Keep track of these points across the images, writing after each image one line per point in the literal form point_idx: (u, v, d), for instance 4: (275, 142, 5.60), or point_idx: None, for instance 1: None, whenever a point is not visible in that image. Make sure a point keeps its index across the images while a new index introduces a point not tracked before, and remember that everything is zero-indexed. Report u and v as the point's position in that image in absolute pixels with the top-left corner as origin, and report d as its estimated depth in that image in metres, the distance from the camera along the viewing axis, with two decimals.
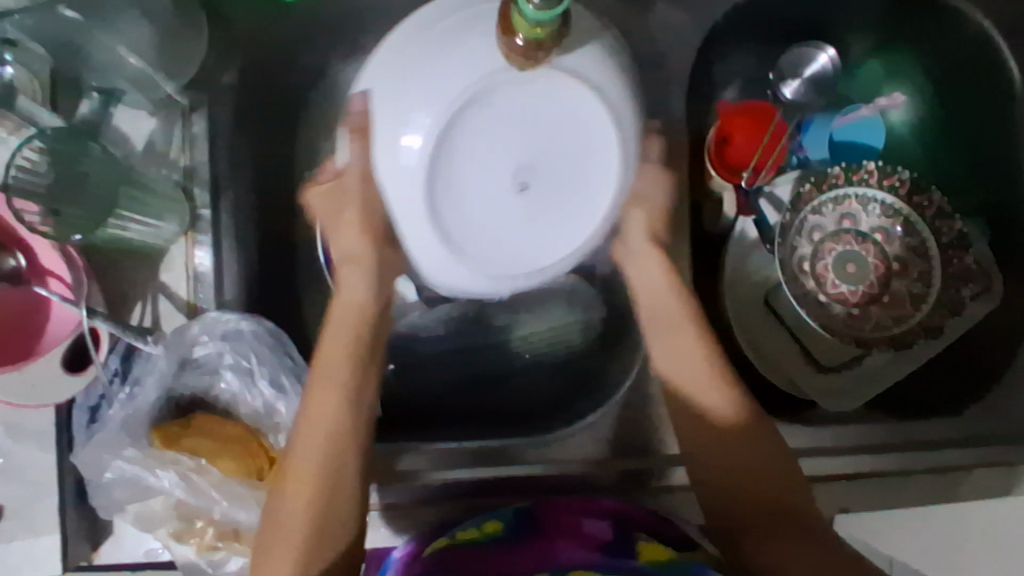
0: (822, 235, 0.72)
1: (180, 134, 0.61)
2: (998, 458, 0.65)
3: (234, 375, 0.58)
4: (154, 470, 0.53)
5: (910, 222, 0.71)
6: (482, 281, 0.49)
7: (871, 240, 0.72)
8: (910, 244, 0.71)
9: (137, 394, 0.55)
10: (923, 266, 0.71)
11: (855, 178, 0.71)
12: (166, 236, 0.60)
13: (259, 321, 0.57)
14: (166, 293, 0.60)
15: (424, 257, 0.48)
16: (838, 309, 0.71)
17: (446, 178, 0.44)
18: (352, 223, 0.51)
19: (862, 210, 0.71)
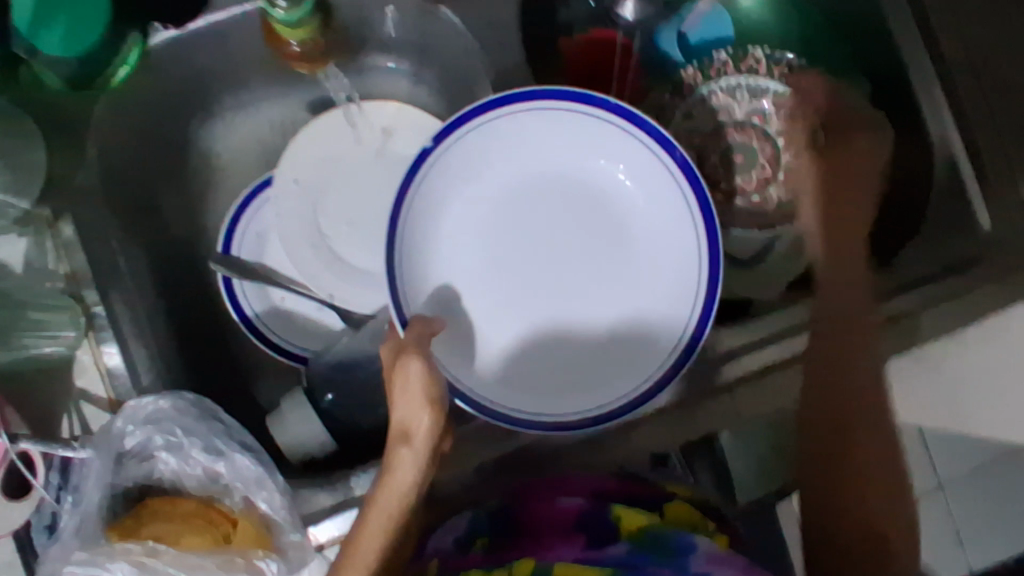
0: (703, 136, 0.71)
1: (52, 243, 0.62)
2: (941, 294, 0.65)
3: (169, 455, 0.59)
4: (105, 565, 0.54)
5: (779, 97, 0.71)
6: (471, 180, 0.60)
7: (751, 126, 0.71)
8: (790, 117, 0.71)
9: (81, 497, 0.57)
10: (805, 131, 0.69)
11: (713, 72, 0.72)
12: (69, 342, 0.61)
13: (179, 396, 0.58)
14: (85, 397, 0.62)
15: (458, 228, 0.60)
16: (740, 203, 0.70)
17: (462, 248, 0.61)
18: (414, 390, 0.50)
19: (733, 100, 0.71)
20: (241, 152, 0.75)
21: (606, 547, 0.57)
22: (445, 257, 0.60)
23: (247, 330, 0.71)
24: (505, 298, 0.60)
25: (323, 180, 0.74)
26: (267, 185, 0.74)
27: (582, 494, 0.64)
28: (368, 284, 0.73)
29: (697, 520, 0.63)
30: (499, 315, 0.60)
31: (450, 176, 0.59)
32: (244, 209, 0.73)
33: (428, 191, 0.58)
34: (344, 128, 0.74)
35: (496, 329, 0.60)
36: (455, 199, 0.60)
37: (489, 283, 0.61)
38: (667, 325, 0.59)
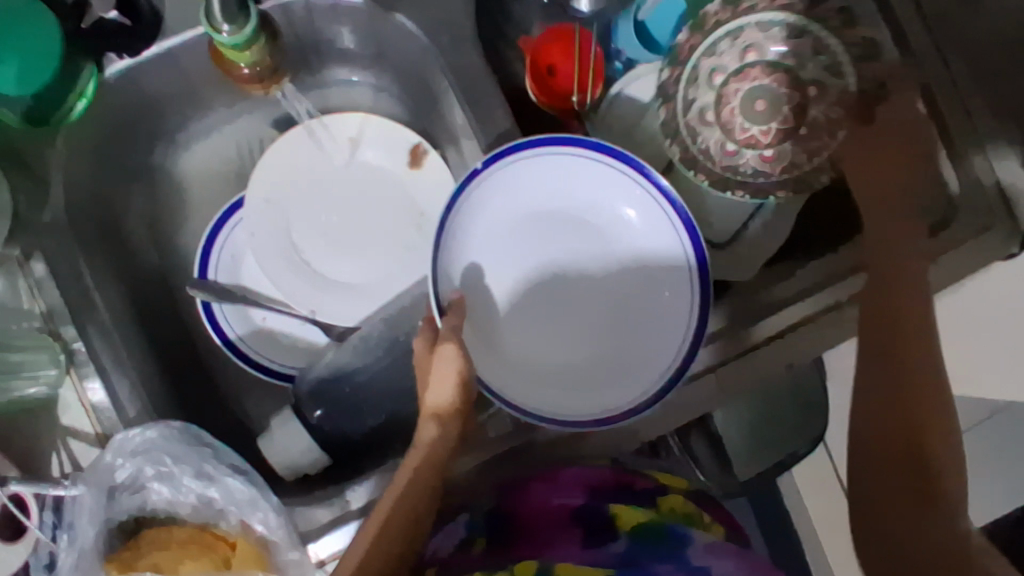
0: (725, 77, 0.65)
1: (25, 282, 0.62)
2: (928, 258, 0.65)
3: (161, 483, 0.59)
4: None
5: (818, 41, 0.63)
6: (498, 192, 0.60)
7: (750, 67, 0.65)
8: (825, 64, 0.64)
9: (77, 534, 0.56)
10: (841, 83, 0.64)
11: (743, 10, 0.63)
12: (47, 381, 0.60)
13: (166, 424, 0.57)
14: (73, 433, 0.61)
15: (482, 241, 0.60)
16: (749, 155, 0.64)
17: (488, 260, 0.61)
18: (443, 375, 0.52)
19: (765, 39, 0.64)
20: (209, 175, 0.76)
21: (604, 545, 0.58)
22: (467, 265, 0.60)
23: (231, 353, 0.72)
24: (529, 316, 0.61)
25: (292, 197, 0.74)
26: (239, 205, 0.74)
27: (577, 492, 0.64)
28: (346, 297, 0.73)
29: (691, 511, 0.64)
30: (523, 333, 0.61)
31: (496, 189, 0.60)
32: (217, 231, 0.73)
33: (474, 191, 0.59)
34: (308, 144, 0.75)
35: (523, 354, 0.60)
36: (484, 212, 0.60)
37: (513, 301, 0.61)
38: (660, 354, 0.59)
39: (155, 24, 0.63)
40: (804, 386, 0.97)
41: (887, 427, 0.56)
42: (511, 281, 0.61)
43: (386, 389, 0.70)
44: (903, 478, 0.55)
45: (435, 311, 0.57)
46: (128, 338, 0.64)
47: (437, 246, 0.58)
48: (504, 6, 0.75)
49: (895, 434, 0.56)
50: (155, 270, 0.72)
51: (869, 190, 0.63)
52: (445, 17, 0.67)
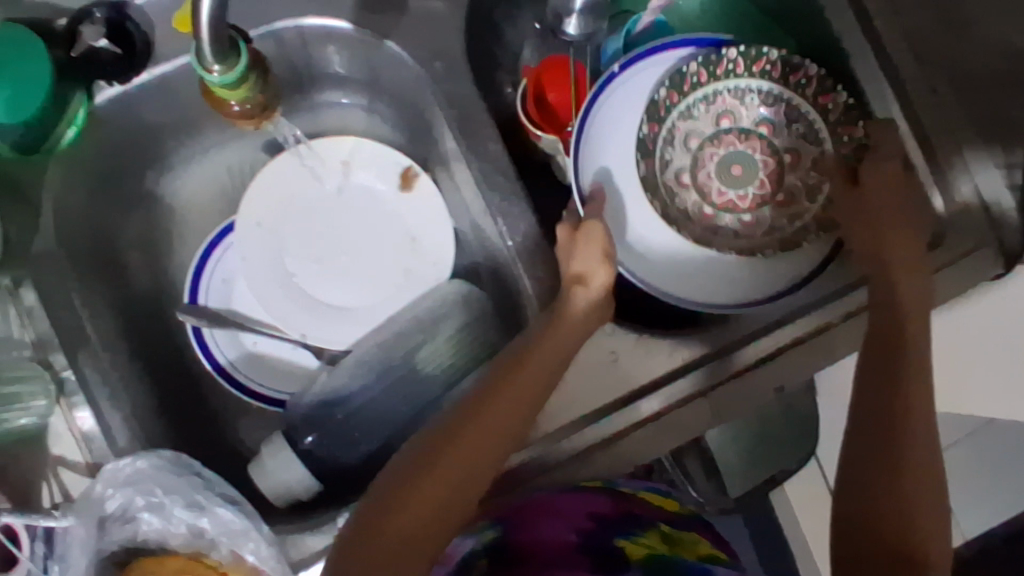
0: (701, 140, 0.74)
1: (15, 311, 0.62)
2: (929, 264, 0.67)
3: (152, 514, 0.58)
4: None
5: (792, 110, 0.71)
6: (629, 110, 0.72)
7: (727, 132, 0.73)
8: (799, 133, 0.71)
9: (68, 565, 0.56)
10: (815, 151, 0.71)
11: (722, 71, 0.71)
12: (36, 411, 0.60)
13: (157, 454, 0.58)
14: (63, 463, 0.61)
15: (615, 154, 0.72)
16: (729, 218, 0.73)
17: (618, 171, 0.72)
18: (593, 252, 0.60)
19: (738, 105, 0.72)
20: (203, 200, 0.76)
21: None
22: (615, 168, 0.72)
23: (222, 378, 0.71)
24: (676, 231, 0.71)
25: (282, 223, 0.74)
26: (230, 230, 0.74)
27: (580, 521, 0.62)
28: (346, 321, 0.74)
29: (690, 541, 0.63)
30: (661, 245, 0.71)
31: (621, 108, 0.72)
32: (207, 256, 0.73)
33: (614, 97, 0.72)
34: (298, 169, 0.75)
35: (667, 256, 0.70)
36: (624, 124, 0.72)
37: (643, 210, 0.71)
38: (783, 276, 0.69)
39: (146, 50, 0.63)
40: (795, 403, 0.97)
41: (887, 490, 0.54)
42: (640, 197, 0.72)
43: (381, 414, 0.71)
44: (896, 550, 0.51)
45: (576, 198, 0.68)
46: (119, 364, 0.65)
47: (580, 135, 0.70)
48: (496, 30, 0.76)
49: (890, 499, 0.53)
50: (149, 296, 0.72)
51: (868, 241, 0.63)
52: (436, 42, 0.67)
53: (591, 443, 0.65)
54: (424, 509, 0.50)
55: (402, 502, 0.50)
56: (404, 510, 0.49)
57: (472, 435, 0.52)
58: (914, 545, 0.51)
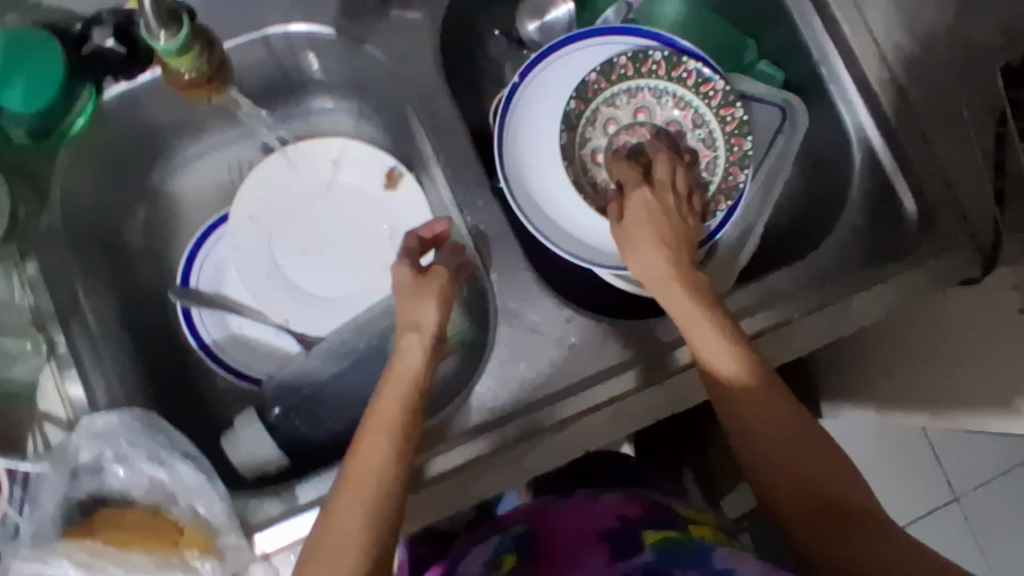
0: (617, 127, 0.73)
1: (20, 279, 0.68)
2: (862, 282, 0.69)
3: (119, 466, 0.62)
4: (50, 561, 0.57)
5: (699, 114, 0.72)
6: (552, 96, 0.74)
7: (640, 125, 0.73)
8: (701, 138, 0.72)
9: (38, 508, 0.60)
10: (709, 157, 0.71)
11: (645, 69, 0.72)
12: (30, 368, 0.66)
13: (128, 411, 0.62)
14: (49, 419, 0.66)
15: (535, 132, 0.73)
16: None
17: (533, 149, 0.73)
18: (428, 291, 0.63)
19: (655, 103, 0.72)
20: (201, 196, 0.82)
21: (631, 560, 0.63)
22: (532, 147, 0.73)
23: (207, 357, 0.76)
24: (576, 208, 0.71)
25: (265, 219, 0.79)
26: (222, 221, 0.79)
27: (608, 520, 0.70)
28: (311, 309, 0.78)
29: (720, 535, 0.67)
30: (567, 221, 0.71)
31: (542, 90, 0.73)
32: (201, 245, 0.78)
33: (541, 81, 0.73)
34: (289, 168, 0.80)
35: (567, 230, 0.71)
36: (543, 108, 0.74)
37: (553, 185, 0.72)
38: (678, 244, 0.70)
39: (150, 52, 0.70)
40: None
41: (773, 458, 0.57)
42: (552, 174, 0.73)
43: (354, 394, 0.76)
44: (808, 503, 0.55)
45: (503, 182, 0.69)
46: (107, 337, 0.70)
47: (505, 108, 0.72)
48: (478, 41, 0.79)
49: (791, 473, 0.56)
50: (146, 280, 0.78)
51: (676, 301, 0.60)
52: (409, 51, 0.72)
53: (538, 430, 0.67)
54: (358, 486, 0.54)
55: (341, 494, 0.54)
56: (350, 493, 0.54)
57: (379, 427, 0.57)
58: (826, 487, 0.55)
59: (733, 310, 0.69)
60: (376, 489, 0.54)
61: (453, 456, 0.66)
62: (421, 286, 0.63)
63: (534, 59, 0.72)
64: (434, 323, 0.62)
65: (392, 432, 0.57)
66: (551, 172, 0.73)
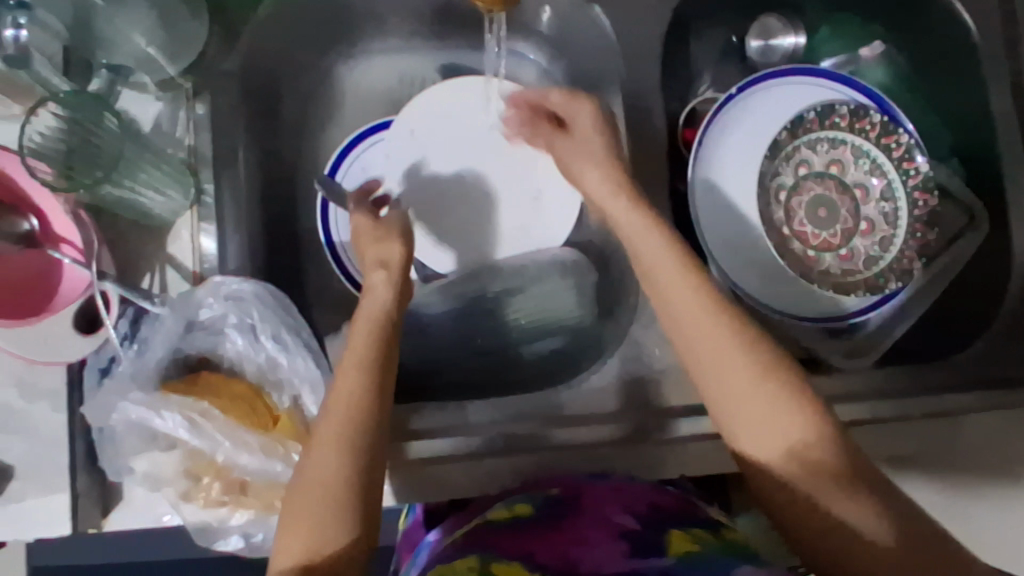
0: (808, 171, 0.72)
1: (185, 115, 0.64)
2: (995, 399, 0.64)
3: (239, 334, 0.60)
4: (160, 412, 0.55)
5: (890, 187, 0.71)
6: (765, 118, 0.70)
7: (830, 177, 0.72)
8: (885, 211, 0.71)
9: (146, 351, 0.57)
10: (887, 232, 0.71)
11: (858, 126, 0.70)
12: (172, 208, 0.62)
13: (261, 284, 0.59)
14: (174, 264, 0.63)
15: (734, 149, 0.70)
16: (795, 246, 0.71)
17: (728, 165, 0.70)
18: (392, 232, 0.63)
19: (853, 161, 0.71)
20: (362, 95, 0.77)
21: (648, 558, 0.56)
22: (726, 163, 0.70)
23: (331, 256, 0.72)
24: (749, 239, 0.70)
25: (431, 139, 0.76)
26: (386, 126, 0.76)
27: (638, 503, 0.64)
28: (452, 239, 0.76)
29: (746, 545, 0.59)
30: (734, 249, 0.70)
31: (755, 110, 0.70)
32: (359, 145, 0.75)
33: (756, 99, 0.70)
34: (472, 96, 0.77)
35: (735, 259, 0.69)
36: (748, 128, 0.70)
37: (736, 209, 0.70)
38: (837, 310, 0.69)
39: None
40: None
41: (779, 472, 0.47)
42: (737, 198, 0.71)
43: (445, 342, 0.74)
44: (837, 467, 0.46)
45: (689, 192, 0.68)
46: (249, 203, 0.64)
47: (715, 115, 0.68)
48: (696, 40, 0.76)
49: (800, 487, 0.47)
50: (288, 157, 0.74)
51: (671, 280, 0.52)
52: (640, 21, 0.69)
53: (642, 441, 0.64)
54: (333, 428, 0.48)
55: (318, 437, 0.47)
56: (322, 448, 0.47)
57: (346, 366, 0.51)
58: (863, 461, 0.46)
59: (841, 392, 0.63)
60: (356, 426, 0.48)
61: (443, 444, 0.61)
62: (377, 235, 0.62)
63: (758, 76, 0.69)
64: (400, 258, 0.60)
65: (364, 361, 0.51)
66: (737, 195, 0.70)
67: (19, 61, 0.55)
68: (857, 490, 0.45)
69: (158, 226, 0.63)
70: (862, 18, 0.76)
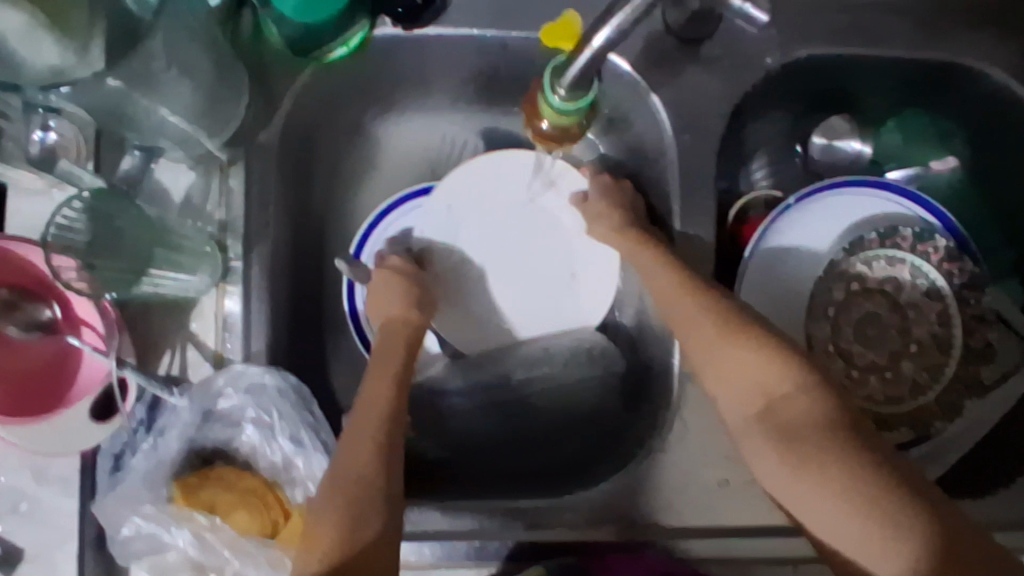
0: (860, 287, 0.68)
1: (218, 185, 0.61)
2: None
3: (255, 428, 0.59)
4: (171, 529, 0.54)
5: (947, 313, 0.67)
6: (825, 231, 0.66)
7: (883, 294, 0.68)
8: (938, 336, 0.67)
9: (161, 444, 0.57)
10: (939, 361, 0.67)
11: (920, 248, 0.66)
12: (197, 289, 0.60)
13: (283, 377, 0.58)
14: (194, 342, 0.61)
15: (789, 261, 0.66)
16: (840, 366, 0.67)
17: (779, 278, 0.65)
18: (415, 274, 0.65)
19: (910, 281, 0.67)
20: (401, 158, 0.72)
21: None
22: (781, 278, 0.65)
23: (352, 326, 0.67)
24: None
25: (458, 217, 0.70)
26: (423, 193, 0.70)
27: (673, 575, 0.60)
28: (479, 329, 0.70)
29: None
30: None
31: (814, 220, 0.66)
32: (380, 219, 0.69)
33: (816, 210, 0.65)
34: (519, 168, 0.70)
35: None
36: (806, 240, 0.66)
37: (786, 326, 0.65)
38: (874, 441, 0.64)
39: (439, 9, 0.62)
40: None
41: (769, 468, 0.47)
42: (787, 315, 0.66)
43: (470, 426, 0.72)
44: (863, 488, 0.43)
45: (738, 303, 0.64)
46: (278, 280, 0.61)
47: (770, 224, 0.64)
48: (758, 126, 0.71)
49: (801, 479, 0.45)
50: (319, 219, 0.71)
51: (681, 311, 0.55)
52: (701, 116, 0.64)
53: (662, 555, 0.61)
54: (350, 444, 0.51)
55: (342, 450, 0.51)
56: (342, 458, 0.51)
57: (376, 392, 0.55)
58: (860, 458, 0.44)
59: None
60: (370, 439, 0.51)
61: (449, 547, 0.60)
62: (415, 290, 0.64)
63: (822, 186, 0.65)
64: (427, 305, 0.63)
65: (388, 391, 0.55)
66: (786, 310, 0.66)
67: (45, 164, 0.55)
68: (854, 491, 0.43)
69: (182, 303, 0.61)
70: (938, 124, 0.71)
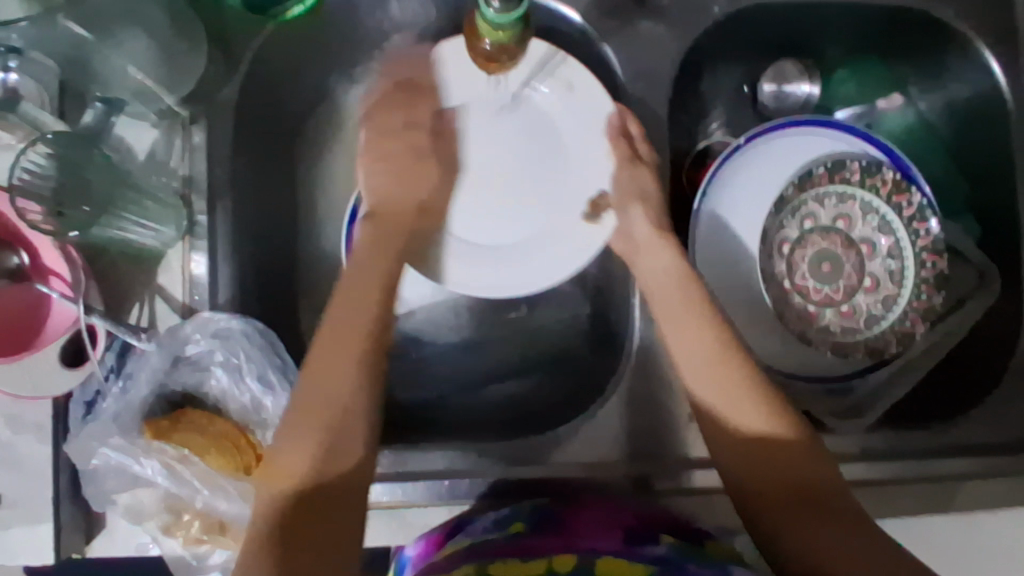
0: (814, 225, 0.70)
1: (181, 144, 0.62)
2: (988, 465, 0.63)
3: (224, 372, 0.60)
4: (140, 459, 0.55)
5: (898, 246, 0.68)
6: (774, 170, 0.67)
7: (836, 232, 0.70)
8: (891, 269, 0.69)
9: (130, 387, 0.58)
10: (891, 292, 0.69)
11: (869, 182, 0.68)
12: (166, 239, 0.62)
13: (251, 322, 0.59)
14: (163, 295, 0.62)
15: (739, 203, 0.67)
16: (797, 301, 0.69)
17: (734, 218, 0.67)
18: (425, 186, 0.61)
19: (861, 216, 0.69)
20: None
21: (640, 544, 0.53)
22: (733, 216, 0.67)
23: None
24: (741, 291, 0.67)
25: (455, 115, 0.63)
26: None
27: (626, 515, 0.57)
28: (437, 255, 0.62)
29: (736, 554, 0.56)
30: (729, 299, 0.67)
31: (763, 159, 0.67)
32: None
33: (765, 150, 0.67)
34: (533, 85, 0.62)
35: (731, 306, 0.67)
36: (756, 179, 0.67)
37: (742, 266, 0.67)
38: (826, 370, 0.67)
39: None
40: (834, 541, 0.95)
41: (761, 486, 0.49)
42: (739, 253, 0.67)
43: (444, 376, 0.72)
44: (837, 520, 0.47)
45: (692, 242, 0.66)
46: (242, 232, 0.63)
47: (721, 165, 0.65)
48: (713, 74, 0.73)
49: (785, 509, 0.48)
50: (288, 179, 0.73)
51: (669, 309, 0.56)
52: (653, 61, 0.66)
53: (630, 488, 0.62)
54: (312, 418, 0.48)
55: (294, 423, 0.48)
56: (294, 432, 0.48)
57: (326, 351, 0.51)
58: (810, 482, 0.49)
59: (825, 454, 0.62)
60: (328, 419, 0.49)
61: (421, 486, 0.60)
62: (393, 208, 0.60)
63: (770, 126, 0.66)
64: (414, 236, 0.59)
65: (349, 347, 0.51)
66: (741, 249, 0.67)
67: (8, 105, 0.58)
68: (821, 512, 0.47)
69: (150, 256, 0.62)
70: (885, 66, 0.73)
